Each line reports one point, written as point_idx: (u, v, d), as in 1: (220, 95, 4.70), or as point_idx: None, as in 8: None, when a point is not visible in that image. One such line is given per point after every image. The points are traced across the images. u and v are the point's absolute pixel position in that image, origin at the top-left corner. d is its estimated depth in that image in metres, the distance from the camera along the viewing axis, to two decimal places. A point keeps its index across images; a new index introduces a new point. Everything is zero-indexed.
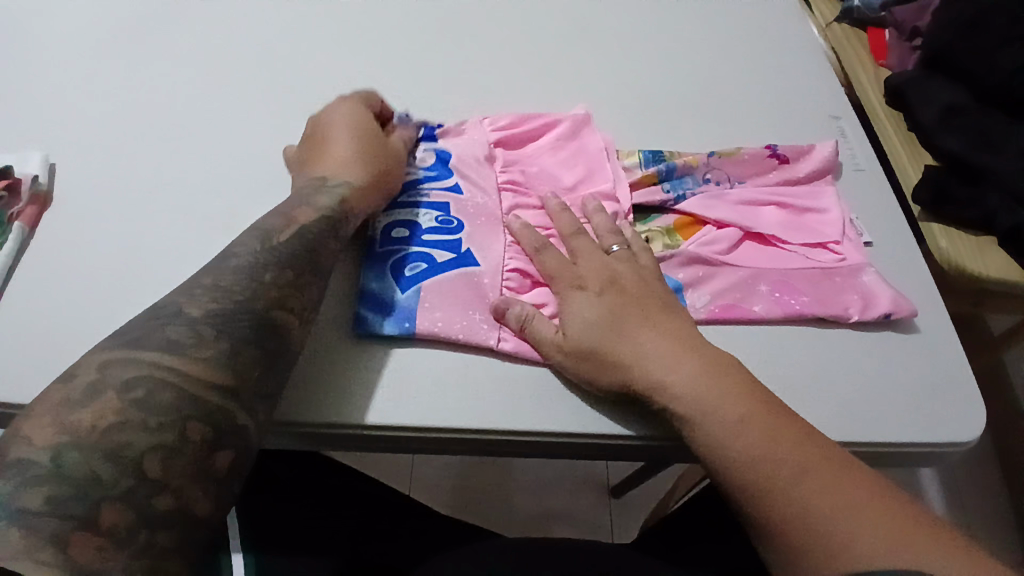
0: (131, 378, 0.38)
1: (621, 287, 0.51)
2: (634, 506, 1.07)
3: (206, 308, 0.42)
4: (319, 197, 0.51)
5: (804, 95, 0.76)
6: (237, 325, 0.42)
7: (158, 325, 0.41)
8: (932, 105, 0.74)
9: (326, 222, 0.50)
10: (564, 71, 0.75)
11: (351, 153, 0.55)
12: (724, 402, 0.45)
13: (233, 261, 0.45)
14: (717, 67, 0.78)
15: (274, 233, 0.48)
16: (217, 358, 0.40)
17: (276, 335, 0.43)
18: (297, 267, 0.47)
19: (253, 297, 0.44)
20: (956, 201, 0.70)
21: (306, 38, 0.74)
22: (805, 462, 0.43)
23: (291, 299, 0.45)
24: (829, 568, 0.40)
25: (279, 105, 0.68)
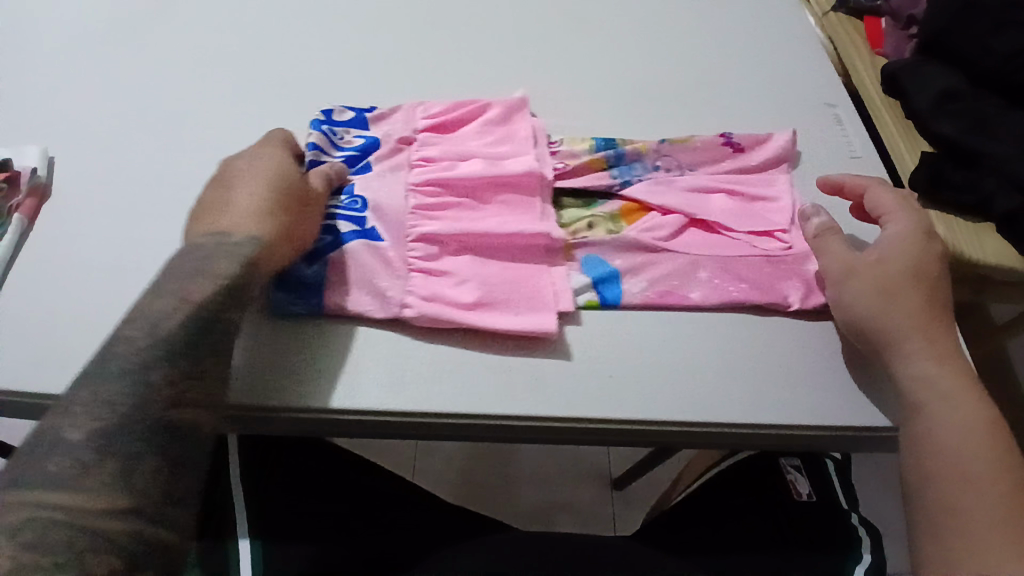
0: (15, 522, 0.34)
1: (932, 247, 0.54)
2: (637, 498, 1.07)
3: (86, 429, 0.38)
4: (217, 261, 0.46)
5: (799, 82, 0.75)
6: (136, 432, 0.38)
7: (38, 455, 0.37)
8: (927, 91, 0.73)
9: (228, 289, 0.45)
10: (554, 57, 0.75)
11: (267, 198, 0.49)
12: (938, 361, 0.49)
13: (116, 363, 0.40)
14: (709, 53, 0.77)
15: (161, 320, 0.42)
16: (111, 484, 0.36)
17: (182, 435, 0.39)
18: (191, 356, 0.42)
19: (141, 403, 0.39)
20: (952, 185, 0.69)
21: (298, 27, 0.75)
22: (970, 440, 0.46)
23: (190, 391, 0.41)
24: (929, 516, 0.46)
25: (270, 93, 0.69)
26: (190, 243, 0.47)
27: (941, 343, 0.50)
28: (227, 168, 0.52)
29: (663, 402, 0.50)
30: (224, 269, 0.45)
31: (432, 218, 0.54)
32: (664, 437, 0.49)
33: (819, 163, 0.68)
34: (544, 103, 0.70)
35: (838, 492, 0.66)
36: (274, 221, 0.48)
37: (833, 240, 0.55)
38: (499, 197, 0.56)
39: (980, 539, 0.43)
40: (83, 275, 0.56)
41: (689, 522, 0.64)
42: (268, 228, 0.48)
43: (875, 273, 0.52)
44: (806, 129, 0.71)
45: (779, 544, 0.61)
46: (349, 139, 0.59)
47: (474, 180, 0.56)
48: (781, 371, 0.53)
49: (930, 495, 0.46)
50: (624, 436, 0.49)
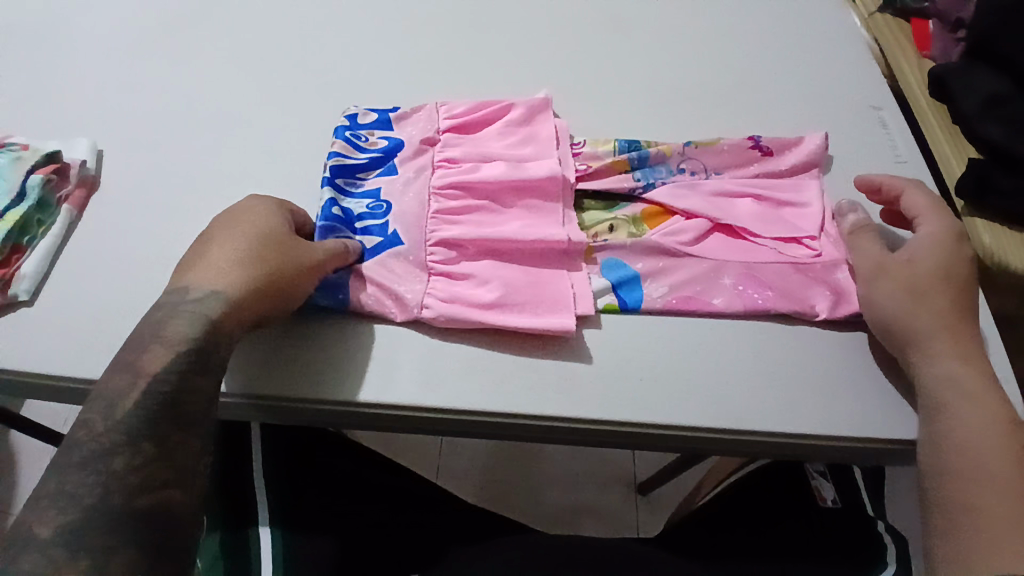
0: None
1: (962, 251, 0.53)
2: (663, 503, 1.06)
3: (56, 525, 0.36)
4: (175, 322, 0.44)
5: (844, 85, 0.74)
6: (109, 523, 0.37)
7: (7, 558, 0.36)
8: (973, 96, 0.72)
9: (188, 357, 0.43)
10: (592, 56, 0.74)
11: (246, 258, 0.47)
12: (960, 360, 0.48)
13: (81, 449, 0.39)
14: (750, 53, 0.76)
15: (120, 398, 0.41)
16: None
17: (155, 522, 0.38)
18: (158, 434, 0.41)
19: (108, 493, 0.38)
20: (999, 191, 0.68)
21: (340, 25, 0.76)
22: (988, 440, 0.46)
23: (160, 471, 0.40)
24: (943, 511, 0.45)
25: (309, 91, 0.70)
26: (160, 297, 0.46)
27: (963, 341, 0.49)
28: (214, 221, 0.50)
29: (690, 407, 0.50)
30: (181, 334, 0.44)
31: (451, 221, 0.55)
32: (675, 441, 0.49)
33: (859, 168, 0.66)
34: (578, 102, 0.70)
35: (865, 499, 0.65)
36: (243, 284, 0.46)
37: (869, 238, 0.54)
38: (518, 199, 0.57)
39: (997, 539, 0.43)
40: (128, 265, 0.58)
41: (716, 524, 0.63)
42: (233, 292, 0.46)
43: (908, 275, 0.51)
44: (848, 133, 0.69)
45: (806, 544, 0.60)
46: (372, 141, 0.59)
47: (496, 183, 0.56)
48: (818, 381, 0.51)
49: (946, 498, 0.45)
50: (649, 439, 0.49)
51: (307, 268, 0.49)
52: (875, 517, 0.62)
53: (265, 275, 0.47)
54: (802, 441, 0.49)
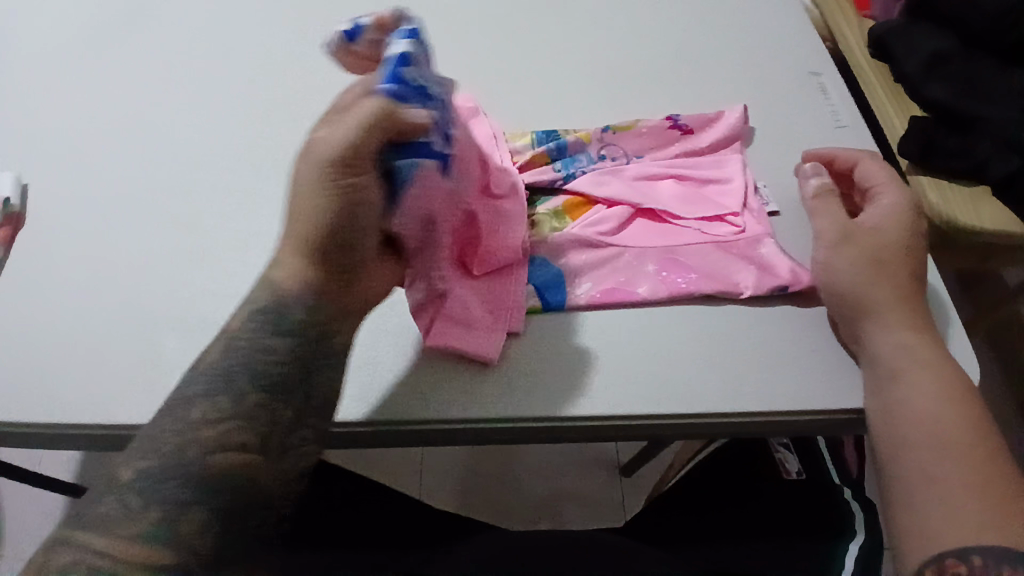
0: (64, 565, 0.35)
1: (920, 225, 0.53)
2: (646, 482, 1.06)
3: (135, 468, 0.39)
4: (254, 288, 0.46)
5: (782, 52, 0.73)
6: (181, 477, 0.38)
7: (94, 502, 0.38)
8: (917, 55, 0.73)
9: (266, 317, 0.44)
10: (528, 38, 0.72)
11: (302, 218, 0.45)
12: (908, 333, 0.48)
13: (175, 399, 0.42)
14: (687, 24, 0.75)
15: (199, 357, 0.44)
16: (148, 534, 0.37)
17: (226, 480, 0.39)
18: (231, 391, 0.42)
19: (188, 443, 0.39)
20: (945, 154, 0.70)
21: (269, 23, 0.73)
22: (938, 412, 0.45)
23: (232, 432, 0.40)
24: (900, 486, 0.45)
25: (239, 96, 0.67)
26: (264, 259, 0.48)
27: (910, 314, 0.49)
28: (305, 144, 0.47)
29: (636, 394, 0.49)
30: (257, 296, 0.45)
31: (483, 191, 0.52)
32: (618, 432, 0.49)
33: (803, 138, 0.65)
34: (518, 89, 0.68)
35: (830, 469, 0.65)
36: (300, 241, 0.45)
37: (833, 203, 0.54)
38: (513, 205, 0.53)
39: (955, 507, 0.42)
40: (64, 299, 0.55)
41: (679, 504, 0.63)
42: (296, 254, 0.45)
43: (871, 244, 0.51)
44: (790, 102, 0.68)
45: (771, 518, 0.60)
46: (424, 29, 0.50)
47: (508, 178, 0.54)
48: (773, 354, 0.51)
49: (904, 474, 0.45)
50: (604, 430, 0.49)
51: (330, 195, 0.44)
52: (841, 487, 0.62)
53: (319, 239, 0.45)
54: (743, 421, 0.48)
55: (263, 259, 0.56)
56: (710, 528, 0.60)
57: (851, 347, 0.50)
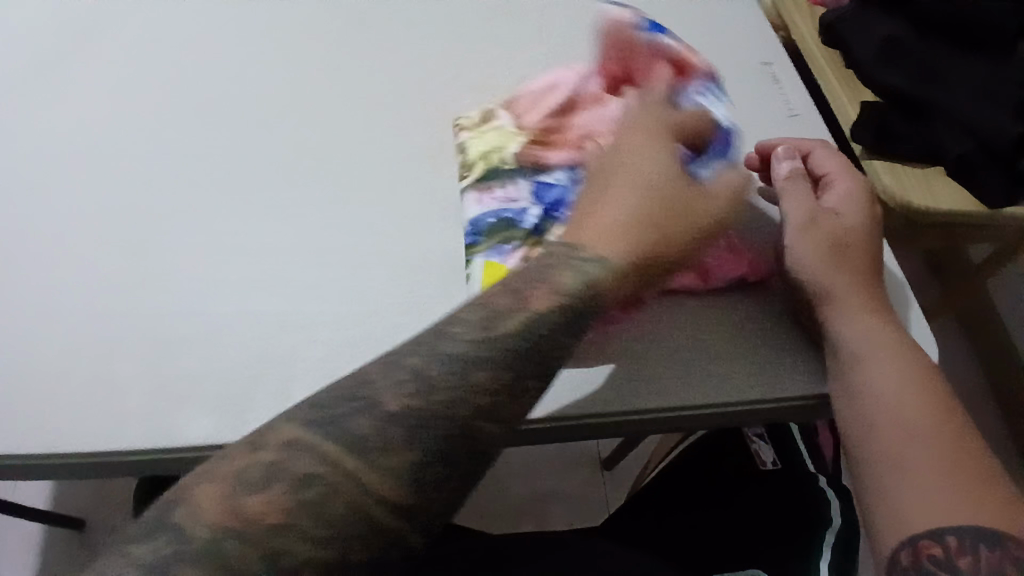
0: (308, 472, 0.37)
1: (874, 210, 0.54)
2: (626, 474, 1.07)
3: (406, 402, 0.39)
4: (564, 272, 0.46)
5: (735, 43, 0.73)
6: (436, 428, 0.39)
7: (350, 410, 0.39)
8: (871, 41, 0.74)
9: (567, 307, 0.44)
10: (484, 36, 0.72)
11: (646, 227, 0.48)
12: (875, 320, 0.49)
13: (445, 344, 0.42)
14: (640, 18, 0.74)
15: (498, 316, 0.43)
16: (401, 471, 0.37)
17: (466, 446, 0.39)
18: (514, 365, 0.42)
19: (461, 397, 0.40)
20: (897, 138, 0.71)
21: (217, 26, 0.71)
22: (907, 396, 0.46)
23: (488, 403, 0.40)
24: (873, 470, 0.45)
25: (189, 102, 0.64)
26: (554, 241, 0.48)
27: (874, 301, 0.50)
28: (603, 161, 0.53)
29: (608, 390, 0.50)
30: (567, 283, 0.45)
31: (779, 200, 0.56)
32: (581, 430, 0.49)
33: (760, 130, 0.65)
34: (472, 91, 0.67)
35: (803, 454, 0.65)
36: (625, 244, 0.47)
37: (802, 185, 0.54)
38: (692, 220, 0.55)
39: (927, 490, 0.42)
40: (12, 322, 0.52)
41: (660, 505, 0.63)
42: (608, 256, 0.47)
43: (835, 231, 0.52)
44: (745, 94, 0.68)
45: (749, 507, 0.60)
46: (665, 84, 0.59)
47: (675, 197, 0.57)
48: (736, 347, 0.52)
49: (873, 458, 0.45)
50: (583, 428, 0.49)
51: (688, 220, 0.50)
52: (815, 473, 0.63)
53: (670, 243, 0.49)
54: (700, 412, 0.50)
55: (222, 275, 0.54)
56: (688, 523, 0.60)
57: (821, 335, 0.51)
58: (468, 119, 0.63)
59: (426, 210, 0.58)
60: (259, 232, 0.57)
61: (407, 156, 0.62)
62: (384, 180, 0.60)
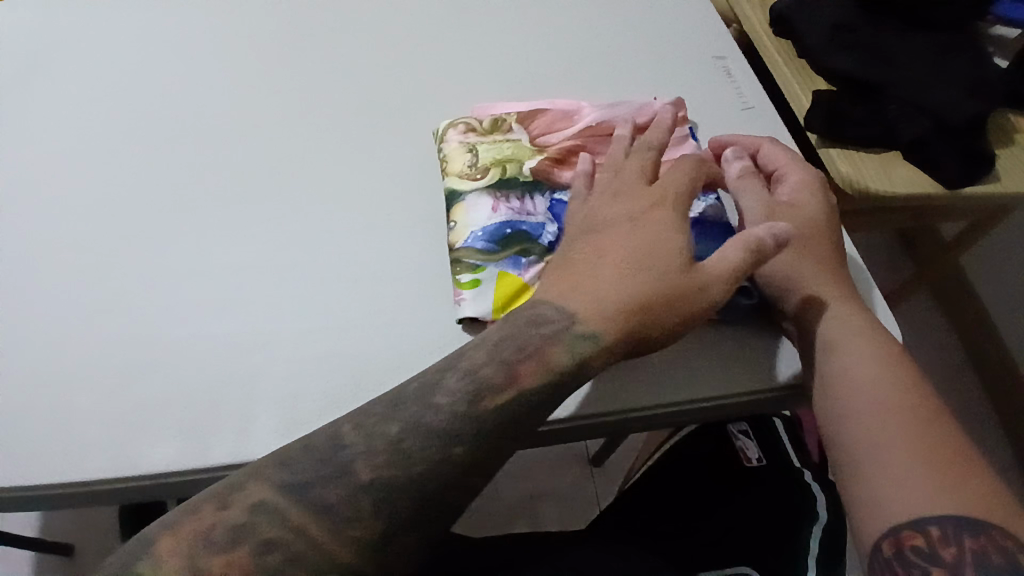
0: (271, 538, 0.37)
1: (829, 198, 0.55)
2: (615, 470, 1.07)
3: (377, 471, 0.39)
4: (552, 343, 0.44)
5: (688, 37, 0.73)
6: (403, 502, 0.39)
7: (328, 476, 0.39)
8: (819, 27, 0.75)
9: (551, 382, 0.43)
10: (441, 44, 0.71)
11: (637, 304, 0.45)
12: (842, 310, 0.50)
13: (428, 413, 0.41)
14: (594, 18, 0.74)
15: (488, 390, 0.42)
16: (365, 544, 0.38)
17: (431, 519, 0.39)
18: (488, 441, 0.41)
19: (435, 469, 0.40)
20: (851, 121, 0.71)
21: (168, 47, 0.69)
22: (877, 381, 0.46)
23: (460, 480, 0.40)
24: (852, 460, 0.44)
25: (143, 127, 0.63)
26: (534, 307, 0.46)
27: (840, 289, 0.51)
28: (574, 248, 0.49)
29: (575, 396, 0.49)
30: (561, 360, 0.44)
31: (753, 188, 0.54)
32: (546, 436, 0.49)
33: (714, 121, 0.66)
34: (426, 101, 0.67)
35: (789, 451, 0.65)
36: (613, 329, 0.45)
37: (753, 183, 0.54)
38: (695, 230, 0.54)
39: (907, 475, 0.42)
40: None
41: (644, 501, 0.63)
42: (608, 330, 0.44)
43: (795, 222, 0.52)
44: (700, 88, 0.68)
45: (733, 506, 0.60)
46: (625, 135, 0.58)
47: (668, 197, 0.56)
48: (706, 343, 0.51)
49: (855, 453, 0.44)
50: (546, 436, 0.49)
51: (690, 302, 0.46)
52: (800, 470, 0.63)
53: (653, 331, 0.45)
54: (664, 409, 0.49)
55: (178, 302, 0.53)
56: (672, 517, 0.60)
57: (793, 325, 0.51)
58: (477, 121, 0.61)
59: (384, 223, 0.58)
60: (217, 257, 0.56)
61: (364, 169, 0.61)
62: (342, 194, 0.60)
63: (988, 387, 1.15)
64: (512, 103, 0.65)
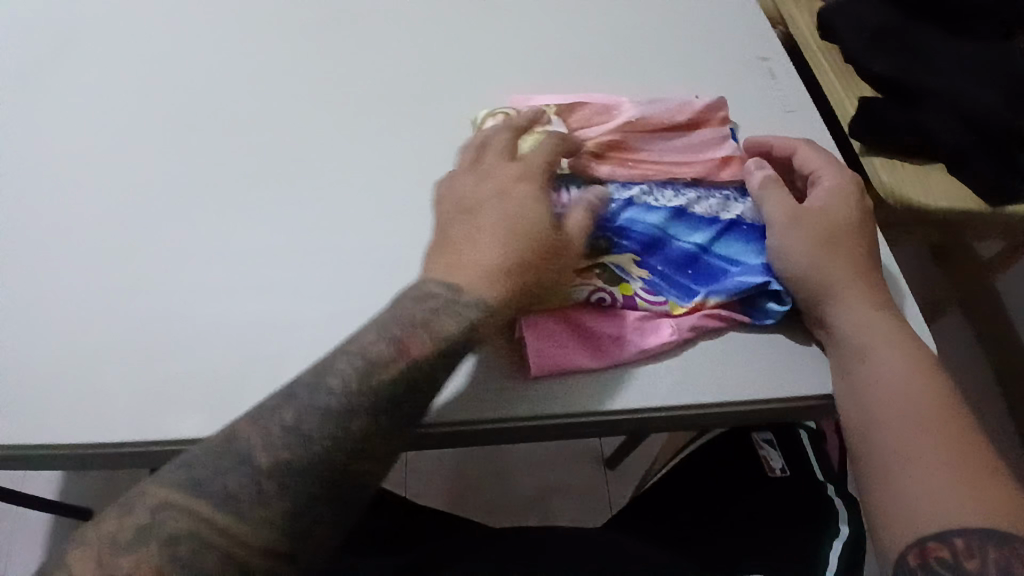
0: (179, 531, 0.37)
1: (863, 202, 0.55)
2: (630, 472, 1.07)
3: (278, 457, 0.39)
4: (441, 317, 0.45)
5: (731, 36, 0.72)
6: (309, 479, 0.39)
7: (223, 465, 0.39)
8: (866, 31, 0.73)
9: (445, 353, 0.44)
10: (482, 33, 0.71)
11: (514, 270, 0.47)
12: (875, 318, 0.49)
13: (325, 394, 0.41)
14: (637, 13, 0.74)
15: (378, 364, 0.42)
16: (274, 524, 0.38)
17: (347, 491, 0.40)
18: (388, 414, 0.42)
19: (334, 449, 0.40)
20: (894, 128, 0.70)
21: (211, 26, 0.71)
22: (907, 390, 0.46)
23: (370, 450, 0.41)
24: (877, 466, 0.44)
25: (182, 102, 0.64)
26: (424, 284, 0.46)
27: (874, 296, 0.50)
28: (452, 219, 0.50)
29: (609, 389, 0.49)
30: (447, 329, 0.44)
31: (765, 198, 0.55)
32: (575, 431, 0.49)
33: (754, 124, 0.65)
34: (465, 89, 0.67)
35: (813, 462, 0.64)
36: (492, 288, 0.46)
37: (778, 188, 0.54)
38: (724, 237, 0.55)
39: (932, 484, 0.42)
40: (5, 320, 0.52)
41: (664, 507, 0.62)
42: (490, 297, 0.46)
43: (827, 227, 0.52)
44: (741, 88, 0.68)
45: (753, 517, 0.60)
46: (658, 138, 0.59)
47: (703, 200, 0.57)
48: (744, 345, 0.51)
49: (880, 460, 0.44)
50: (572, 428, 0.48)
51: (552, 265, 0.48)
52: (825, 482, 0.62)
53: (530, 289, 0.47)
54: (697, 414, 0.49)
55: (211, 276, 0.54)
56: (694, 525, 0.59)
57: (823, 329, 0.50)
58: (515, 112, 0.61)
59: (417, 208, 0.59)
60: (250, 233, 0.57)
61: (400, 155, 0.62)
62: (375, 179, 0.60)
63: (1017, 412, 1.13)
64: (550, 95, 0.65)
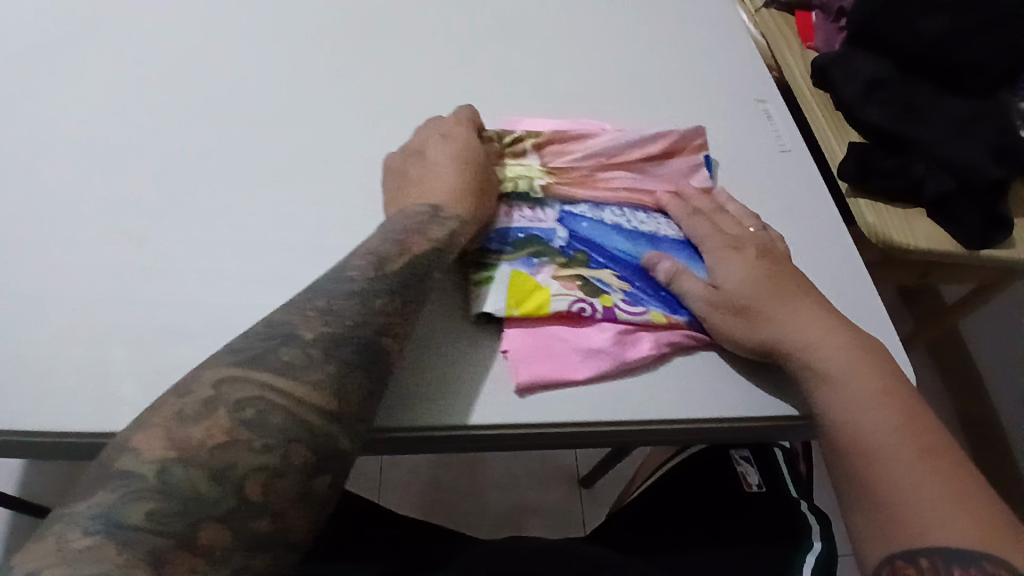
0: (242, 399, 0.40)
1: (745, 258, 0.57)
2: (603, 493, 1.09)
3: (319, 331, 0.44)
4: (432, 227, 0.53)
5: (729, 77, 0.77)
6: (346, 349, 0.44)
7: (273, 345, 0.43)
8: (856, 80, 0.79)
9: (439, 251, 0.52)
10: (497, 57, 0.75)
11: (470, 189, 0.57)
12: (826, 346, 0.52)
13: (347, 285, 0.47)
14: (643, 49, 0.78)
15: (387, 259, 0.50)
16: (325, 382, 0.42)
17: (382, 361, 0.45)
18: (404, 295, 0.48)
19: (363, 322, 0.46)
20: (879, 173, 0.75)
21: (236, 37, 0.74)
22: (856, 417, 0.49)
23: (397, 325, 0.47)
24: (852, 489, 0.47)
25: (205, 107, 0.67)
26: (404, 210, 0.55)
27: (831, 328, 0.53)
28: (405, 159, 0.60)
29: (608, 401, 0.52)
30: (437, 234, 0.53)
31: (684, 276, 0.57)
32: (577, 438, 0.51)
33: (745, 160, 0.69)
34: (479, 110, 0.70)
35: (787, 482, 0.68)
36: (459, 203, 0.55)
37: (688, 281, 0.56)
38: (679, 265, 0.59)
39: (902, 508, 0.44)
40: (19, 303, 0.54)
41: (644, 521, 0.65)
42: (461, 211, 0.55)
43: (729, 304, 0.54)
44: (738, 126, 0.72)
45: (730, 533, 0.63)
46: (630, 163, 0.65)
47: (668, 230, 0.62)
48: (732, 365, 0.55)
49: (852, 484, 0.47)
50: (576, 436, 0.51)
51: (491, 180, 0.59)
52: (797, 500, 0.66)
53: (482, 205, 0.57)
54: (692, 426, 0.52)
55: (223, 272, 0.57)
56: (675, 539, 0.62)
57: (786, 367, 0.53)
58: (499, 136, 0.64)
59: None
60: (264, 234, 0.59)
61: None
62: None
63: (981, 454, 1.17)
64: (547, 120, 0.69)
